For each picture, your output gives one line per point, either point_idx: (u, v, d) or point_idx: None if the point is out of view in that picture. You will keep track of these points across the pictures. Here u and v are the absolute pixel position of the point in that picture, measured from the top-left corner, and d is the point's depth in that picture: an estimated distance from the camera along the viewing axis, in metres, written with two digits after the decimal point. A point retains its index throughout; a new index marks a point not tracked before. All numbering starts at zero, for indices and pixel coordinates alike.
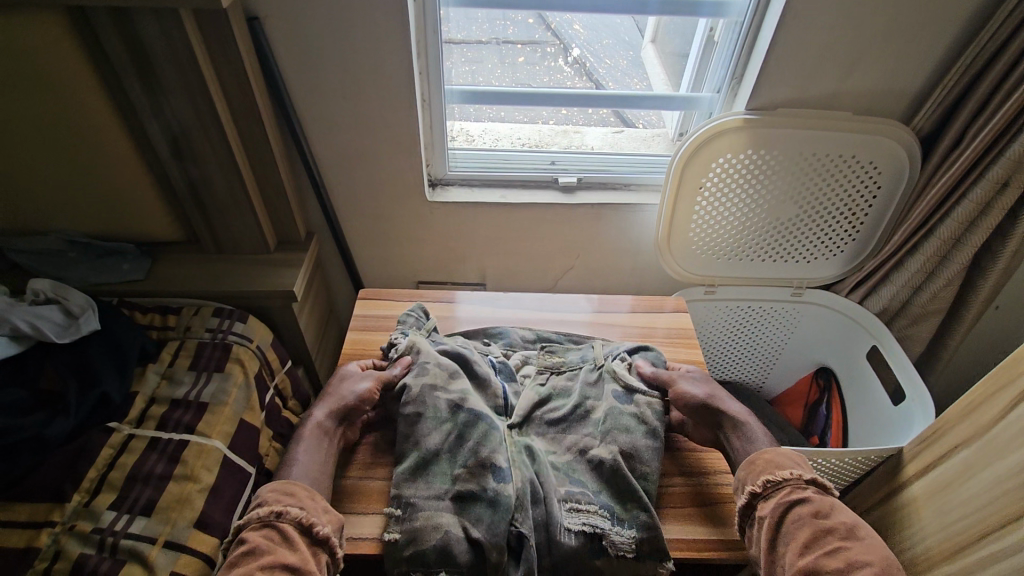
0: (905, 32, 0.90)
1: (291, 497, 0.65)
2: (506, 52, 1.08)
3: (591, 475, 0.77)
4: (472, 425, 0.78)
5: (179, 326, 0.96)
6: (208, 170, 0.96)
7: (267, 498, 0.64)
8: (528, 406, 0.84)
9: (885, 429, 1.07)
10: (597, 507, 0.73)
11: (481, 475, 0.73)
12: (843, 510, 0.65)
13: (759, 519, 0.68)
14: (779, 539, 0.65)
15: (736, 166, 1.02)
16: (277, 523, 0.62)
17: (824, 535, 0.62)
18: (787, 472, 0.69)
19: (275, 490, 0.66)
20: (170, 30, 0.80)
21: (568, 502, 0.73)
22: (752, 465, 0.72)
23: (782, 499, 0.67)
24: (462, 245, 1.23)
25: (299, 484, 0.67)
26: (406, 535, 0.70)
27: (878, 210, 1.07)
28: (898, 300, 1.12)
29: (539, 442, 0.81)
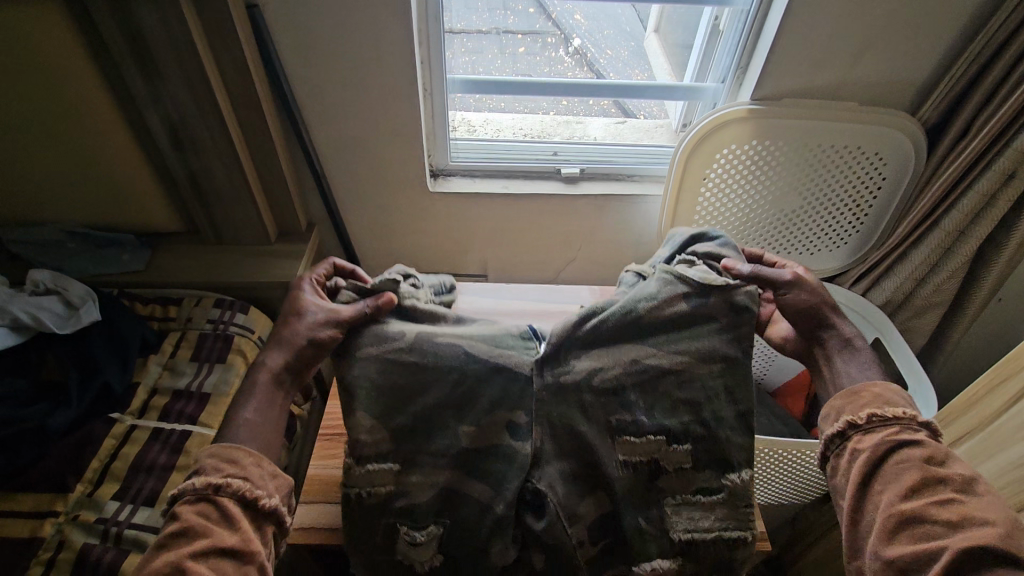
0: (912, 21, 0.89)
1: (232, 467, 0.59)
2: (506, 41, 1.07)
3: (644, 399, 0.71)
4: (485, 380, 0.70)
5: (180, 318, 0.96)
6: (208, 160, 0.95)
7: (206, 467, 0.58)
8: (564, 330, 0.72)
9: None
10: (652, 435, 0.70)
11: (499, 432, 0.70)
12: (957, 459, 0.61)
13: (855, 450, 0.64)
14: (876, 478, 0.61)
15: (741, 156, 1.01)
16: (216, 497, 0.57)
17: (931, 479, 0.58)
18: (899, 411, 0.63)
19: (214, 456, 0.59)
20: (169, 18, 0.79)
21: (618, 435, 0.70)
22: (856, 395, 0.67)
23: (888, 438, 0.62)
24: (464, 236, 1.22)
25: (242, 449, 0.61)
26: (399, 488, 0.70)
27: (883, 202, 1.06)
28: (902, 292, 1.11)
29: (584, 364, 0.71)
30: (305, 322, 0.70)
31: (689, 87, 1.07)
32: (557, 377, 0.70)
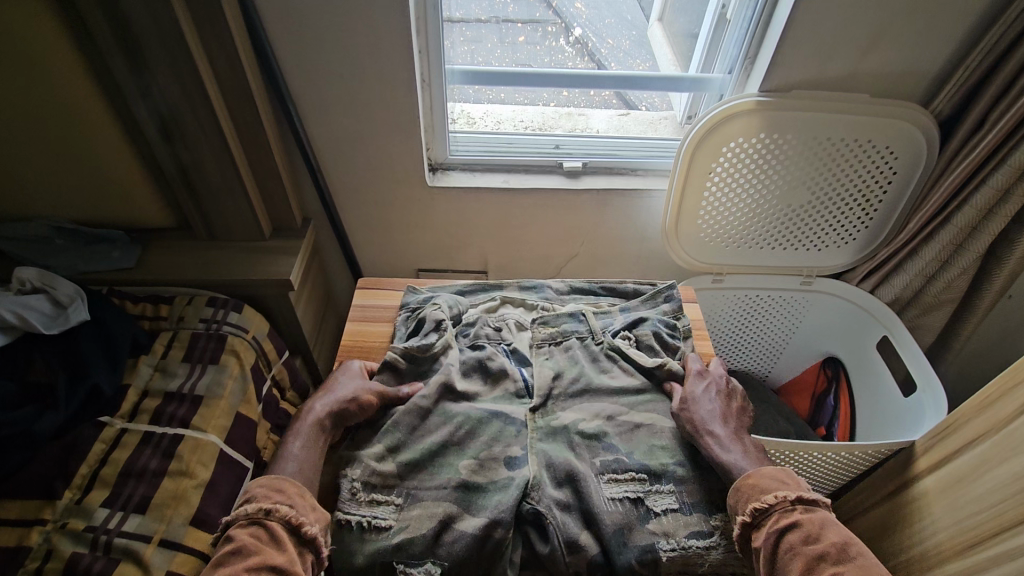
0: (928, 11, 0.86)
1: (282, 495, 0.62)
2: (505, 30, 1.04)
3: (625, 443, 0.75)
4: (484, 422, 0.76)
5: (173, 316, 0.93)
6: (198, 154, 0.92)
7: (257, 494, 0.61)
8: (545, 384, 0.81)
9: (897, 421, 1.06)
10: (635, 472, 0.72)
11: (495, 469, 0.71)
12: (833, 526, 0.61)
13: (755, 551, 0.63)
14: (775, 572, 0.60)
15: (748, 150, 0.99)
16: (267, 521, 0.60)
17: (815, 562, 0.58)
18: (771, 497, 0.64)
19: (265, 485, 0.63)
20: (155, 6, 0.75)
21: (606, 473, 0.71)
22: (736, 494, 0.67)
23: (774, 528, 0.62)
24: (463, 232, 1.19)
25: (290, 479, 0.64)
26: (399, 522, 0.66)
27: (893, 196, 1.04)
28: (910, 289, 1.09)
29: (568, 414, 0.79)
30: (344, 385, 0.78)
31: (695, 78, 1.04)
32: (546, 422, 0.78)
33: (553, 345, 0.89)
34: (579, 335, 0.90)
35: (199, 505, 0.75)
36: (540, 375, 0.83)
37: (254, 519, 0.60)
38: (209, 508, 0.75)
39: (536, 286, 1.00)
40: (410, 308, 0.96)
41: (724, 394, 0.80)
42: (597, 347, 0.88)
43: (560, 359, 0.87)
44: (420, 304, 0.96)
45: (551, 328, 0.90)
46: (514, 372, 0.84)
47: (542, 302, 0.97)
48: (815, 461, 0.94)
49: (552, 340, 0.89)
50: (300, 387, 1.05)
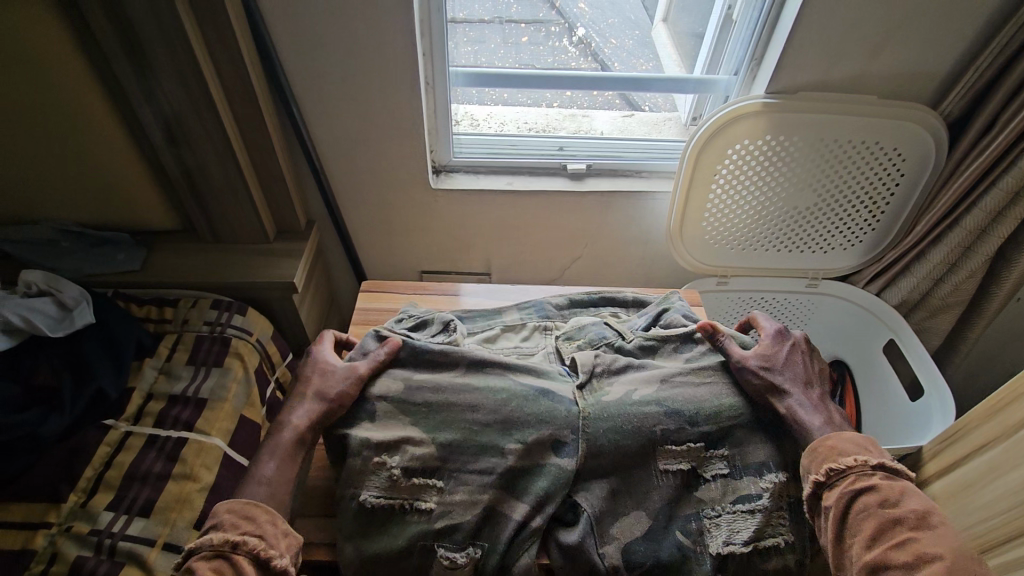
0: (936, 12, 0.85)
1: (250, 524, 0.59)
2: (509, 31, 1.04)
3: (686, 403, 0.71)
4: (536, 399, 0.72)
5: (177, 319, 0.93)
6: (203, 157, 0.92)
7: (225, 522, 0.58)
8: (589, 361, 0.78)
9: (901, 425, 1.05)
10: (694, 442, 0.70)
11: (543, 452, 0.69)
12: (914, 495, 0.60)
13: (824, 509, 0.62)
14: (845, 531, 0.60)
15: (753, 152, 0.98)
16: (233, 555, 0.56)
17: (891, 526, 0.57)
18: (852, 460, 0.63)
19: (231, 512, 0.59)
20: (160, 10, 0.76)
21: (664, 445, 0.70)
22: (812, 451, 0.66)
23: (848, 489, 0.61)
24: (467, 233, 1.19)
25: (259, 506, 0.60)
26: (440, 507, 0.68)
27: (900, 198, 1.03)
28: (918, 292, 1.08)
29: (618, 386, 0.75)
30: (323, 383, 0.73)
31: (699, 79, 1.04)
32: (596, 398, 0.73)
33: (591, 350, 0.83)
34: (608, 341, 0.84)
35: (203, 508, 0.75)
36: (584, 356, 0.79)
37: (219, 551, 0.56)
38: (213, 511, 0.75)
39: (535, 305, 0.97)
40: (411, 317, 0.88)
41: (801, 354, 0.78)
42: (628, 346, 0.83)
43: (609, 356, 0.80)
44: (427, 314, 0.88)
45: (577, 343, 0.85)
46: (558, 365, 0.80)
47: (544, 322, 0.92)
48: None
49: (581, 353, 0.84)
50: None
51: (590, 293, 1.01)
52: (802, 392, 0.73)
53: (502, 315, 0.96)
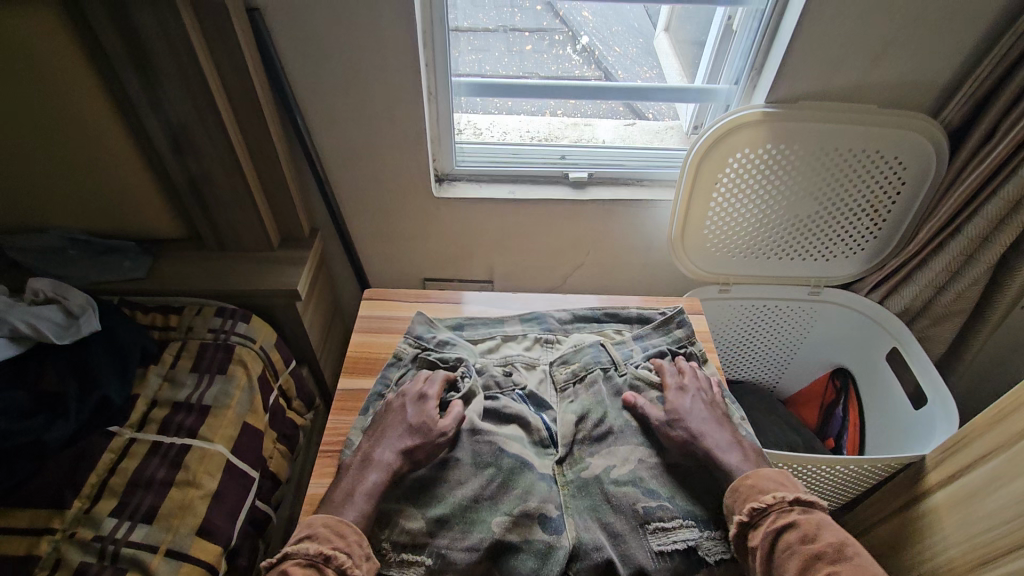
0: (934, 21, 0.85)
1: (340, 541, 0.63)
2: (513, 40, 1.04)
3: (663, 487, 0.73)
4: (517, 472, 0.74)
5: (182, 326, 0.94)
6: (208, 166, 0.93)
7: (319, 536, 0.62)
8: (569, 431, 0.81)
9: (905, 435, 1.04)
10: (682, 519, 0.70)
11: (531, 528, 0.69)
12: (829, 527, 0.63)
13: (751, 550, 0.65)
14: (773, 568, 0.62)
15: (754, 161, 0.98)
16: (324, 567, 0.61)
17: (812, 561, 0.60)
18: (771, 497, 0.66)
19: (326, 526, 0.64)
20: (167, 22, 0.77)
21: (650, 523, 0.70)
22: (734, 493, 0.69)
23: (772, 529, 0.64)
24: (469, 242, 1.20)
25: (349, 524, 0.65)
26: None
27: (902, 206, 1.03)
28: (921, 300, 1.08)
29: (598, 461, 0.77)
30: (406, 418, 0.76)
31: (702, 89, 1.04)
32: (576, 474, 0.77)
33: (578, 382, 0.87)
34: (602, 366, 0.88)
35: (205, 515, 0.75)
36: (563, 423, 0.82)
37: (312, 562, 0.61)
38: (215, 518, 0.76)
39: (538, 317, 0.99)
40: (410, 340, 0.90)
41: (705, 395, 0.82)
42: (620, 379, 0.86)
43: (585, 398, 0.84)
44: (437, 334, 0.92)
45: (573, 366, 0.88)
46: (536, 420, 0.82)
47: (545, 334, 0.95)
48: (823, 474, 0.93)
49: (574, 377, 0.87)
50: (307, 396, 1.05)
51: (592, 309, 1.01)
52: (718, 433, 0.76)
53: (504, 324, 0.98)
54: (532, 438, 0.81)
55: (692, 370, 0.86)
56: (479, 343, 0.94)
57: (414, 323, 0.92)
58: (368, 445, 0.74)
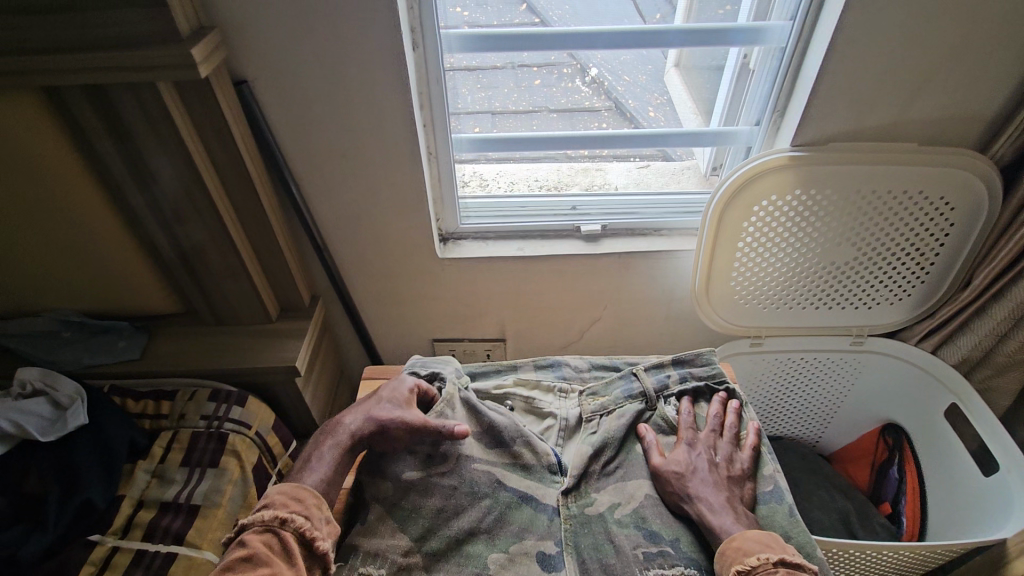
0: (974, 53, 0.77)
1: (297, 505, 0.61)
2: (521, 75, 0.96)
3: (668, 528, 0.67)
4: (515, 508, 0.68)
5: (173, 414, 0.88)
6: (201, 241, 0.89)
7: (275, 500, 0.60)
8: (581, 461, 0.72)
9: (975, 506, 0.92)
10: (684, 567, 0.63)
11: (526, 565, 0.64)
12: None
13: None
14: None
15: (783, 208, 0.91)
16: (281, 530, 0.58)
17: None
18: (754, 559, 0.58)
19: (284, 493, 0.62)
20: (147, 102, 0.73)
21: (651, 569, 0.63)
22: (721, 558, 0.61)
23: None
24: (479, 301, 1.13)
25: (308, 490, 0.63)
26: None
27: (951, 249, 0.93)
28: (980, 351, 0.97)
29: (604, 496, 0.70)
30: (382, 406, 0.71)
31: (718, 131, 0.97)
32: (581, 509, 0.69)
33: (602, 415, 0.78)
34: (634, 400, 0.79)
35: None
36: (577, 454, 0.73)
37: (269, 527, 0.59)
38: None
39: (554, 362, 0.86)
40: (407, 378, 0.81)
41: (716, 449, 0.73)
42: (649, 416, 0.78)
43: (608, 428, 0.76)
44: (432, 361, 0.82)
45: (600, 399, 0.79)
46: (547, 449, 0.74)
47: (559, 382, 0.83)
48: (883, 559, 0.81)
49: (602, 410, 0.78)
50: None
51: (613, 359, 0.88)
52: (714, 492, 0.67)
53: (518, 370, 0.86)
54: (539, 463, 0.73)
55: (715, 422, 0.76)
56: (490, 390, 0.82)
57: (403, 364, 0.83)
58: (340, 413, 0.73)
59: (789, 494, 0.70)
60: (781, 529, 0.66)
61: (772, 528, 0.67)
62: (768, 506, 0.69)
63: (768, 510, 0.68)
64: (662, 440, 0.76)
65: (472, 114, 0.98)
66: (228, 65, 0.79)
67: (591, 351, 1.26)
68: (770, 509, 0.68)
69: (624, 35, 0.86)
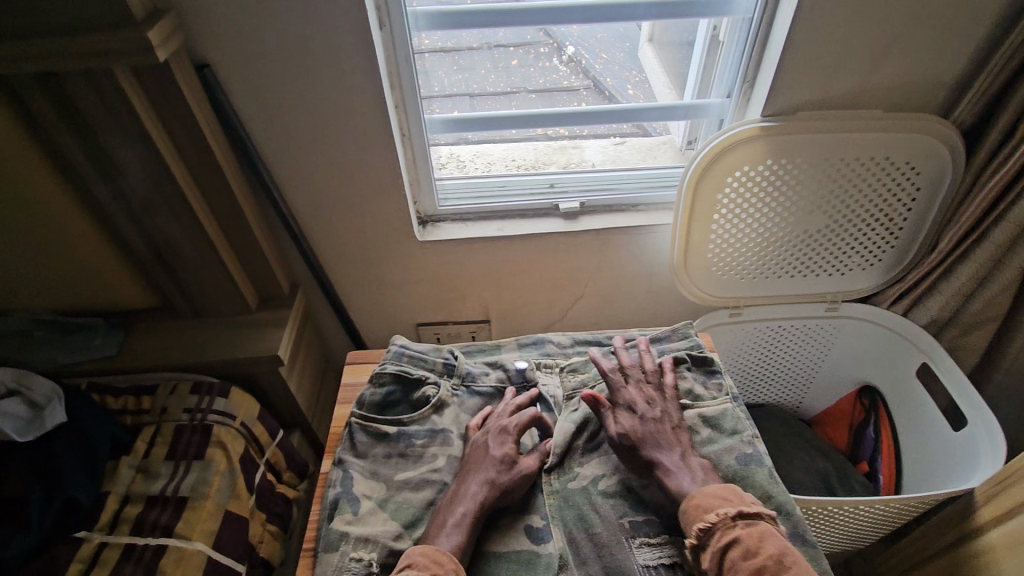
0: (937, 16, 0.78)
1: (438, 568, 0.56)
2: (498, 55, 0.96)
3: (651, 497, 0.68)
4: None
5: (155, 409, 0.87)
6: (173, 232, 0.87)
7: (417, 562, 0.56)
8: (566, 438, 0.73)
9: (948, 461, 0.94)
10: (668, 534, 0.64)
11: (516, 536, 0.65)
12: (773, 537, 0.57)
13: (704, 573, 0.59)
14: None
15: (756, 178, 0.92)
16: None
17: None
18: (713, 515, 0.59)
19: (423, 554, 0.57)
20: (105, 90, 0.71)
21: (637, 536, 0.64)
22: (682, 514, 0.62)
23: (719, 548, 0.57)
24: (460, 282, 1.13)
25: (447, 553, 0.58)
26: None
27: (918, 213, 0.96)
28: (948, 311, 1.00)
29: (588, 469, 0.71)
30: (491, 452, 0.68)
31: (691, 105, 0.98)
32: (564, 485, 0.70)
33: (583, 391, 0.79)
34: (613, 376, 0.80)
35: None
36: (562, 431, 0.74)
37: None
38: None
39: (537, 340, 0.87)
40: (395, 367, 0.76)
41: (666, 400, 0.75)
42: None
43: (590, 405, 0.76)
44: (421, 353, 0.79)
45: (580, 375, 0.81)
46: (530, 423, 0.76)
47: (544, 359, 0.83)
48: (860, 514, 0.84)
49: (582, 386, 0.79)
50: (297, 466, 0.98)
51: (595, 334, 0.89)
52: (667, 450, 0.68)
53: (502, 350, 0.86)
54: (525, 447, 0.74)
55: (639, 372, 0.78)
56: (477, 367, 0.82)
57: (386, 350, 0.77)
58: (459, 474, 0.67)
59: (768, 457, 0.71)
60: (762, 489, 0.67)
61: (753, 490, 0.67)
62: (748, 469, 0.70)
63: (747, 473, 0.69)
64: None
65: (450, 96, 0.98)
66: (189, 49, 0.77)
67: (575, 328, 1.27)
68: (748, 471, 0.69)
69: (593, 9, 0.85)
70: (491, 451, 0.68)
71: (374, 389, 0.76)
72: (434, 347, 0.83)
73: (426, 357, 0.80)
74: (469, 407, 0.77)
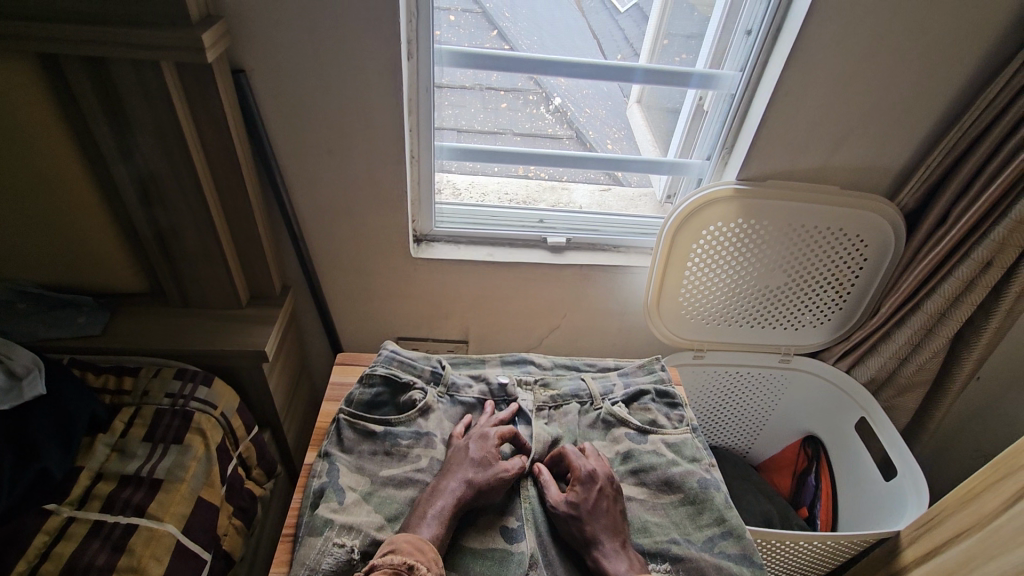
0: (886, 115, 0.92)
1: (421, 556, 0.59)
2: (488, 97, 1.04)
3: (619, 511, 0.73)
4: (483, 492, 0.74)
5: (137, 390, 0.88)
6: (179, 221, 0.90)
7: (402, 548, 0.59)
8: (544, 448, 0.78)
9: (879, 510, 1.03)
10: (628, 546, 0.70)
11: (491, 536, 0.69)
12: None
13: None
14: None
15: (726, 234, 1.02)
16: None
17: None
18: None
19: (409, 541, 0.60)
20: (147, 81, 0.76)
21: None
22: None
23: None
24: (445, 301, 1.18)
25: (428, 543, 0.61)
26: None
27: (864, 281, 1.08)
28: (886, 371, 1.11)
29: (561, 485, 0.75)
30: (472, 454, 0.72)
31: (674, 162, 1.08)
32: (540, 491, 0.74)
33: (553, 407, 0.84)
34: (580, 399, 0.86)
35: None
36: (539, 440, 0.79)
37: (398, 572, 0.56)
38: None
39: (521, 359, 0.92)
40: (385, 369, 0.81)
41: (592, 492, 0.69)
42: (594, 413, 0.85)
43: (560, 423, 0.83)
44: (411, 359, 0.84)
45: (551, 391, 0.86)
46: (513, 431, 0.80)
47: (523, 375, 0.88)
48: (800, 549, 0.91)
49: (552, 401, 0.85)
50: (268, 464, 0.99)
51: (576, 360, 0.95)
52: (609, 537, 0.66)
53: (486, 365, 0.91)
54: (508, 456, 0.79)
55: (594, 448, 0.77)
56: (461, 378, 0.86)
57: (379, 353, 0.81)
58: (439, 475, 0.71)
59: (724, 484, 0.76)
60: (717, 512, 0.73)
61: (708, 512, 0.73)
62: (707, 491, 0.75)
63: (705, 494, 0.75)
64: (613, 433, 0.83)
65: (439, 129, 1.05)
66: (228, 53, 0.82)
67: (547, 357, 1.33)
68: (708, 494, 0.75)
69: (596, 67, 0.95)
70: (472, 454, 0.72)
71: (364, 387, 0.80)
72: (423, 355, 0.88)
73: (415, 363, 0.84)
74: (451, 414, 0.82)
